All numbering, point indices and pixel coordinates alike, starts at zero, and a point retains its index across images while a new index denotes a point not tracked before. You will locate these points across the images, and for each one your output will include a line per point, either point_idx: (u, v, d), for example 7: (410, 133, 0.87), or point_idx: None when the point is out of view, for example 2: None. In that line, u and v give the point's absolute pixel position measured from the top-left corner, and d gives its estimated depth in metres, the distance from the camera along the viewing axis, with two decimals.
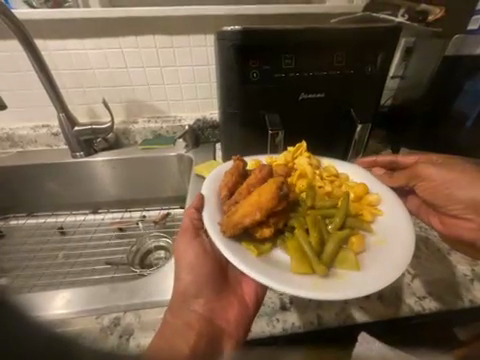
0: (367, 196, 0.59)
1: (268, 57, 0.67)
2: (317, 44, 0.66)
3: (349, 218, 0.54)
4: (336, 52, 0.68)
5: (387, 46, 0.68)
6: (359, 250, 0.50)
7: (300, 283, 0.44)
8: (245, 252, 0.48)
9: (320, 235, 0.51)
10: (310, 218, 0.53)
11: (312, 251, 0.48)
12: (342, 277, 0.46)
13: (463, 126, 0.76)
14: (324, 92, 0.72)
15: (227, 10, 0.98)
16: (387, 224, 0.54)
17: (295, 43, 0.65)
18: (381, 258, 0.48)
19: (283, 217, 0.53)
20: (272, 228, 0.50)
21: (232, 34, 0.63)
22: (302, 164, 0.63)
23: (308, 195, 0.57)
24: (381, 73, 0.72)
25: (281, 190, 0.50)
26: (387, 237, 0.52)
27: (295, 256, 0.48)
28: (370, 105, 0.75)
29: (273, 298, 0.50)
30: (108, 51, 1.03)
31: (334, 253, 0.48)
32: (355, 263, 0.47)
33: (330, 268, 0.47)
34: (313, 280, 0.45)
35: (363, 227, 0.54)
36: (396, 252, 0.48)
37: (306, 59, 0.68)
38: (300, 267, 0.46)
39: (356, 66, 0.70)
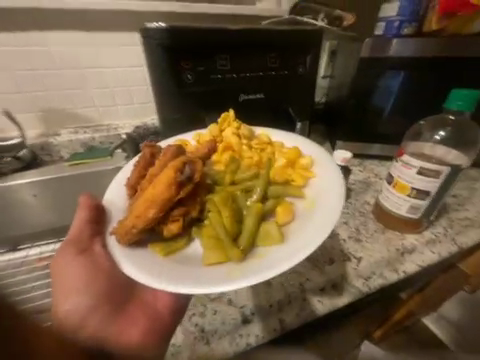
0: (298, 160, 0.55)
1: (201, 58, 0.64)
2: (250, 44, 0.66)
3: (272, 187, 0.50)
4: (269, 53, 0.70)
5: (314, 46, 0.72)
6: (283, 220, 0.44)
7: (207, 277, 0.37)
8: (148, 257, 0.41)
9: (238, 214, 0.46)
10: (226, 195, 0.47)
11: (226, 232, 0.42)
12: (261, 256, 0.40)
13: (383, 115, 0.91)
14: (263, 93, 0.73)
15: (156, 7, 0.90)
16: (319, 184, 0.50)
17: (228, 44, 0.64)
18: (305, 223, 0.43)
19: (199, 202, 0.47)
20: (181, 219, 0.44)
21: (157, 32, 0.58)
22: (229, 140, 0.60)
23: (229, 172, 0.54)
24: (313, 72, 0.76)
25: (181, 173, 0.43)
26: (317, 199, 0.47)
27: (209, 243, 0.42)
28: (307, 102, 0.79)
29: (234, 314, 0.44)
30: (7, 49, 0.83)
31: (253, 230, 0.43)
32: (278, 236, 0.41)
33: (250, 248, 0.42)
34: (226, 268, 0.39)
35: (292, 193, 0.49)
36: (322, 213, 0.43)
37: (241, 60, 0.68)
38: (212, 256, 0.40)
39: (289, 67, 0.73)
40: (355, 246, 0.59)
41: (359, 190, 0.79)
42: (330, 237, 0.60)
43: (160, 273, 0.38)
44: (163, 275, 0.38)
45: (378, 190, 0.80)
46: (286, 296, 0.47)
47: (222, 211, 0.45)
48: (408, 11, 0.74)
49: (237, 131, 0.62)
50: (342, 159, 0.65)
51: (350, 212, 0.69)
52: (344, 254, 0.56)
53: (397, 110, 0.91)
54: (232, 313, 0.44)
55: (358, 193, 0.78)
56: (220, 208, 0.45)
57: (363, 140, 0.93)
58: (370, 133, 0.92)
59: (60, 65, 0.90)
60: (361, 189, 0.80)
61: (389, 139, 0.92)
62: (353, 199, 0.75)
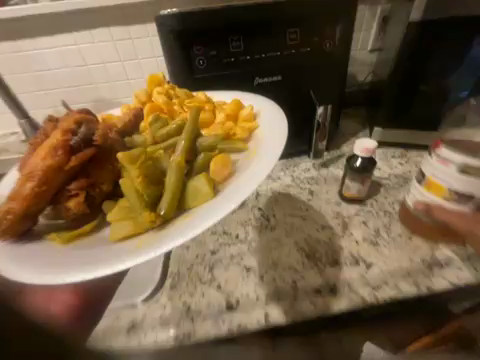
0: (240, 112, 0.48)
1: (213, 42, 0.62)
2: (266, 22, 0.61)
3: (201, 139, 0.44)
4: (289, 29, 0.63)
5: (343, 16, 0.62)
6: (216, 178, 0.39)
7: (119, 252, 0.33)
8: (42, 249, 0.37)
9: (155, 173, 0.39)
10: (139, 153, 0.39)
11: (138, 197, 0.37)
12: (188, 217, 0.36)
13: (452, 97, 0.75)
14: (281, 75, 0.67)
15: None
16: (262, 133, 0.44)
17: (241, 24, 0.60)
18: (239, 177, 0.38)
19: (105, 173, 0.42)
20: (81, 193, 0.40)
21: (168, 19, 0.57)
22: (157, 101, 0.54)
23: (150, 133, 0.47)
24: (343, 45, 0.66)
25: (72, 137, 0.41)
26: (259, 150, 0.41)
27: (119, 215, 0.37)
28: (335, 83, 0.70)
29: (219, 299, 0.47)
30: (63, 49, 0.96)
31: (177, 189, 0.37)
32: (206, 192, 0.36)
33: (175, 211, 0.38)
34: (144, 237, 0.35)
35: (232, 148, 0.43)
36: (262, 161, 0.38)
37: (256, 40, 0.63)
38: (124, 228, 0.36)
39: (313, 42, 0.64)
40: (369, 250, 0.52)
41: (392, 188, 0.67)
42: (339, 237, 0.55)
43: (56, 260, 0.34)
44: (52, 265, 0.33)
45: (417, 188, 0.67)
46: (275, 291, 0.47)
47: (132, 172, 0.38)
48: None
49: (167, 90, 0.55)
50: (363, 150, 0.55)
51: (373, 211, 0.60)
52: (352, 258, 0.51)
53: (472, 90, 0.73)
54: (218, 298, 0.47)
55: (389, 190, 0.67)
56: (129, 170, 0.38)
57: (410, 126, 0.78)
58: (423, 117, 0.77)
59: (103, 58, 0.99)
60: (394, 185, 0.68)
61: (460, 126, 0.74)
62: (381, 196, 0.64)
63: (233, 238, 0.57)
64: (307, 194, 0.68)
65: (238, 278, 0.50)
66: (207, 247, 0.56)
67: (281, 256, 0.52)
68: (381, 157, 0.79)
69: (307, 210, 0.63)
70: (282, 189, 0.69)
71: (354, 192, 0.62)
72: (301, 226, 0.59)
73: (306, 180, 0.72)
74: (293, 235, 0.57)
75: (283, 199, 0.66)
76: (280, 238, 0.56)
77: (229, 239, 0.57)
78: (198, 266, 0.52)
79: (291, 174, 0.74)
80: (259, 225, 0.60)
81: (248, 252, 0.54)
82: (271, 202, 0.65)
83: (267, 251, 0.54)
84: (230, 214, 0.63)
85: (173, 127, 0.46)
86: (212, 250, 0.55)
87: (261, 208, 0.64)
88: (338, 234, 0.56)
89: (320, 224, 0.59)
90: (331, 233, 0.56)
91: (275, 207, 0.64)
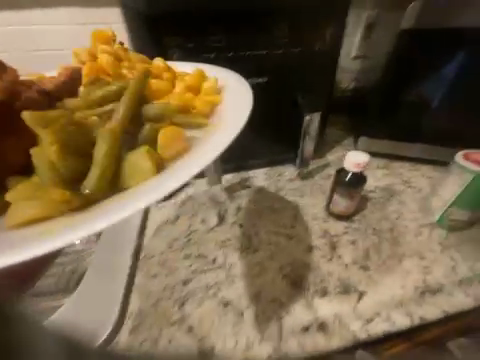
0: (203, 81, 0.38)
1: (190, 32, 0.53)
2: (251, 14, 0.54)
3: (152, 106, 0.33)
4: (277, 25, 0.56)
5: (334, 16, 0.57)
6: (163, 154, 0.29)
7: (18, 241, 0.24)
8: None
9: (80, 143, 0.28)
10: (60, 115, 0.29)
11: (53, 172, 0.27)
12: (116, 199, 0.26)
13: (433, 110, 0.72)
14: (267, 76, 0.60)
15: None
16: (227, 106, 0.35)
17: (223, 14, 0.53)
18: (192, 152, 0.29)
19: (14, 140, 0.28)
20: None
21: (137, 0, 0.49)
22: (101, 60, 0.37)
23: (83, 93, 0.32)
24: (334, 50, 0.61)
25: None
26: (221, 123, 0.32)
27: (29, 193, 0.26)
28: (323, 88, 0.64)
29: (191, 346, 0.40)
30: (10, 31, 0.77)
31: (107, 165, 0.27)
32: (141, 171, 0.27)
33: (103, 193, 0.27)
34: (50, 224, 0.25)
35: (188, 120, 0.33)
36: (219, 137, 0.30)
37: (241, 35, 0.56)
38: (27, 208, 0.25)
39: (302, 43, 0.59)
40: (359, 276, 0.49)
41: (380, 202, 0.63)
42: (327, 261, 0.50)
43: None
44: None
45: (404, 202, 0.63)
46: (258, 330, 0.42)
47: (45, 138, 0.27)
48: None
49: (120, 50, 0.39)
50: (354, 164, 0.51)
51: (361, 230, 0.56)
52: (342, 287, 0.47)
53: (451, 108, 0.71)
54: (192, 344, 0.40)
55: (378, 204, 0.62)
56: (42, 135, 0.27)
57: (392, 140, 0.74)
58: (406, 128, 0.73)
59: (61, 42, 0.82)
60: (381, 199, 0.64)
61: (438, 142, 0.72)
62: (369, 211, 0.60)
63: (209, 264, 0.50)
64: (292, 208, 0.61)
65: (215, 315, 0.43)
66: (179, 276, 0.48)
67: (265, 286, 0.46)
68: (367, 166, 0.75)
69: (293, 228, 0.57)
70: (266, 202, 0.62)
71: (342, 209, 0.57)
72: (287, 248, 0.53)
73: (291, 191, 0.65)
74: (277, 259, 0.50)
75: (267, 215, 0.59)
76: (263, 262, 0.50)
77: (204, 264, 0.49)
78: (167, 302, 0.45)
79: (275, 185, 0.66)
80: (240, 247, 0.53)
81: (227, 282, 0.47)
82: (254, 218, 0.58)
83: (248, 280, 0.47)
84: (207, 233, 0.55)
85: (112, 88, 0.32)
86: (184, 279, 0.47)
87: (243, 225, 0.57)
88: (327, 257, 0.51)
89: (306, 246, 0.53)
90: (320, 256, 0.51)
91: (258, 224, 0.57)
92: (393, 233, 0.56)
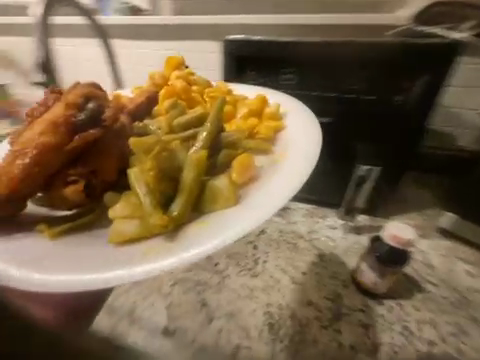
0: (263, 110, 0.47)
1: (266, 71, 0.62)
2: (328, 62, 0.57)
3: (223, 135, 0.41)
4: (354, 72, 0.56)
5: (431, 68, 0.52)
6: (239, 180, 0.35)
7: (123, 257, 0.29)
8: (32, 244, 0.32)
9: (169, 169, 0.35)
10: (154, 143, 0.35)
11: (150, 195, 0.32)
12: (202, 223, 0.31)
13: None
14: (329, 117, 0.59)
15: (272, 19, 0.87)
16: (289, 135, 0.42)
17: (300, 59, 0.58)
18: (268, 179, 0.35)
19: (109, 160, 0.36)
20: (80, 181, 0.35)
21: (230, 45, 0.61)
22: (174, 86, 0.50)
23: (166, 119, 0.43)
24: (421, 101, 0.55)
25: (78, 113, 0.36)
26: (285, 152, 0.39)
27: (129, 211, 0.32)
28: (395, 139, 0.59)
29: (162, 318, 0.46)
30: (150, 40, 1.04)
31: (191, 191, 0.33)
32: (227, 195, 0.33)
33: (188, 213, 0.33)
34: (151, 245, 0.30)
35: (254, 147, 0.41)
36: (292, 166, 0.36)
37: (312, 77, 0.59)
38: (127, 228, 0.31)
39: (381, 91, 0.56)
40: None
41: (436, 302, 0.49)
42: (320, 326, 0.45)
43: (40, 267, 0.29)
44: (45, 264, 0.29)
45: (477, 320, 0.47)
46: (215, 342, 0.43)
47: (145, 163, 0.34)
48: None
49: (186, 76, 0.53)
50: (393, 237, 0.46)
51: (385, 318, 0.46)
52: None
53: None
54: (163, 316, 0.46)
55: (428, 301, 0.49)
56: (144, 163, 0.34)
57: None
58: None
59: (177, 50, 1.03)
60: (440, 301, 0.49)
61: None
62: (411, 305, 0.48)
63: (211, 265, 0.55)
64: (313, 256, 0.57)
65: (191, 308, 0.47)
66: None
67: (244, 310, 0.47)
68: (443, 252, 0.59)
69: (303, 274, 0.53)
70: (289, 237, 0.61)
71: (368, 283, 0.48)
72: (285, 289, 0.50)
73: (323, 238, 0.61)
74: (269, 294, 0.49)
75: (285, 249, 0.59)
76: (255, 289, 0.50)
77: (206, 263, 0.55)
78: (165, 275, 0.52)
79: (309, 225, 0.64)
80: (243, 266, 0.55)
81: (215, 287, 0.51)
82: (270, 246, 0.59)
83: (233, 297, 0.49)
84: None
85: (192, 117, 0.43)
86: (186, 266, 0.54)
87: (256, 247, 0.59)
88: (322, 322, 0.45)
89: (306, 299, 0.49)
90: (315, 316, 0.46)
91: (271, 254, 0.58)
92: (430, 347, 0.43)
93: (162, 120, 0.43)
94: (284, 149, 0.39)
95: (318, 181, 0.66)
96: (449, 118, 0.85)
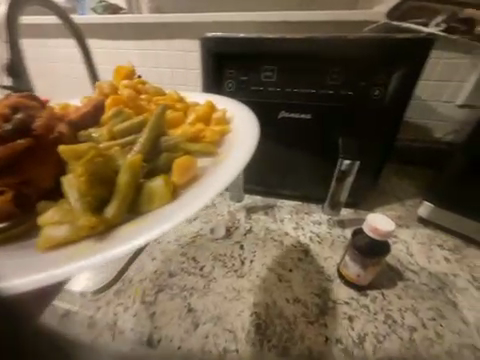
0: (213, 113, 0.47)
1: (246, 69, 0.61)
2: (307, 59, 0.57)
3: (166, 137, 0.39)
4: (331, 67, 0.57)
5: (401, 62, 0.53)
6: (179, 180, 0.34)
7: (47, 262, 0.27)
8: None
9: (103, 174, 0.32)
10: (87, 148, 0.32)
11: (79, 199, 0.30)
12: (136, 223, 0.30)
13: None
14: (309, 113, 0.61)
15: (253, 16, 0.86)
16: (235, 135, 0.43)
17: (279, 55, 0.58)
18: (208, 178, 0.34)
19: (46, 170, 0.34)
20: (9, 192, 0.32)
21: (211, 41, 0.60)
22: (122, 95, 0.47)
23: (108, 127, 0.40)
24: (396, 96, 0.56)
25: (5, 124, 0.34)
26: (229, 153, 0.39)
27: (59, 217, 0.30)
28: (373, 134, 0.60)
29: (145, 327, 0.44)
30: (127, 39, 1.01)
31: (128, 192, 0.31)
32: (162, 194, 0.31)
33: (122, 216, 0.31)
34: (78, 249, 0.28)
35: (200, 151, 0.40)
36: (232, 163, 0.36)
37: (292, 74, 0.59)
38: (57, 232, 0.29)
39: (357, 86, 0.57)
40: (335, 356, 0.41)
41: (418, 290, 0.50)
42: (306, 322, 0.45)
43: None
44: None
45: (455, 304, 0.49)
46: (202, 348, 0.42)
47: (76, 169, 0.31)
48: None
49: (135, 86, 0.51)
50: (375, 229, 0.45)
51: (369, 309, 0.47)
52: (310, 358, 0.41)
53: None
54: (146, 325, 0.44)
55: (410, 290, 0.50)
56: (75, 167, 0.31)
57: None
58: None
59: (156, 50, 1.00)
60: (421, 289, 0.51)
61: None
62: (394, 295, 0.49)
63: (197, 269, 0.54)
64: (298, 252, 0.57)
65: (176, 314, 0.46)
66: (168, 267, 0.54)
67: (230, 312, 0.46)
68: (423, 241, 0.61)
69: (290, 271, 0.54)
70: (275, 235, 0.61)
71: (351, 275, 0.49)
72: (272, 287, 0.50)
73: (309, 234, 0.62)
74: (256, 294, 0.49)
75: (272, 248, 0.59)
76: (241, 290, 0.50)
77: (192, 267, 0.54)
78: (149, 282, 0.51)
79: (295, 222, 0.65)
80: (229, 267, 0.54)
81: (200, 291, 0.50)
82: (256, 245, 0.59)
83: (219, 300, 0.48)
84: (210, 242, 0.60)
85: (136, 123, 0.40)
86: (171, 272, 0.53)
87: (243, 247, 0.59)
88: (309, 318, 0.45)
89: (293, 296, 0.49)
90: (301, 313, 0.46)
91: (258, 253, 0.57)
92: (412, 334, 0.44)
93: (104, 129, 0.40)
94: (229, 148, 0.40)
95: (305, 176, 0.68)
96: (425, 111, 0.89)
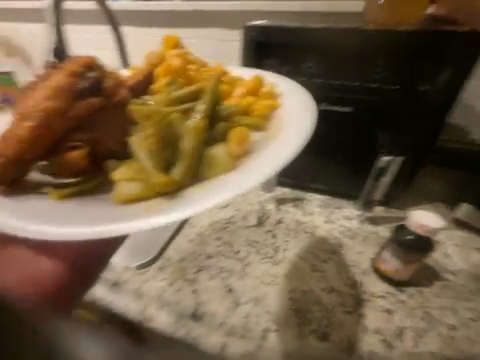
0: (260, 89, 0.48)
1: (289, 59, 0.61)
2: (354, 50, 0.56)
3: (223, 109, 0.44)
4: (379, 59, 0.55)
5: (455, 58, 0.52)
6: (235, 151, 0.37)
7: (127, 212, 0.33)
8: (44, 201, 0.36)
9: (169, 138, 0.38)
10: (156, 115, 0.39)
11: (153, 157, 0.36)
12: (201, 187, 0.34)
13: None
14: (350, 106, 0.60)
15: (291, 5, 0.83)
16: (284, 112, 0.44)
17: (325, 47, 0.57)
18: (262, 154, 0.37)
19: (112, 128, 0.39)
20: (86, 147, 0.38)
21: (255, 31, 0.60)
22: (170, 63, 0.50)
23: (165, 94, 0.44)
24: (445, 92, 0.54)
25: (79, 82, 0.39)
26: (280, 130, 0.41)
27: (129, 174, 0.35)
28: (417, 130, 0.59)
29: (189, 303, 0.47)
30: (159, 26, 1.02)
31: (192, 157, 0.36)
32: (222, 164, 0.36)
33: (188, 179, 0.35)
34: (154, 205, 0.33)
35: (252, 123, 0.42)
36: (286, 142, 0.38)
37: (336, 65, 0.58)
38: (132, 187, 0.34)
39: (405, 79, 0.55)
40: (373, 345, 0.42)
41: (455, 290, 0.50)
42: (344, 311, 0.46)
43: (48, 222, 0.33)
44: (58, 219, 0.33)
45: None
46: (242, 327, 0.45)
47: (148, 132, 0.37)
48: None
49: (183, 55, 0.52)
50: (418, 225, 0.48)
51: (406, 304, 0.47)
52: (347, 344, 0.43)
53: None
54: (190, 301, 0.48)
55: (447, 289, 0.50)
56: (146, 131, 0.37)
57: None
58: None
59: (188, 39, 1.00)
60: (458, 289, 0.50)
61: None
62: (431, 292, 0.49)
63: (232, 253, 0.56)
64: (331, 245, 0.58)
65: (216, 294, 0.49)
66: (205, 249, 0.56)
67: (268, 295, 0.48)
68: (459, 242, 0.60)
69: (324, 262, 0.54)
70: (307, 227, 0.62)
71: (395, 273, 0.49)
72: (307, 276, 0.51)
73: (341, 228, 0.62)
74: (291, 280, 0.50)
75: (304, 239, 0.59)
76: (277, 276, 0.51)
77: (228, 251, 0.56)
78: (189, 262, 0.53)
79: (327, 215, 0.65)
80: (264, 254, 0.56)
81: (238, 274, 0.52)
82: (289, 234, 0.60)
83: (256, 283, 0.50)
84: (243, 228, 0.61)
85: (189, 92, 0.44)
86: (208, 254, 0.55)
87: (276, 235, 0.60)
88: (345, 308, 0.46)
89: (328, 285, 0.50)
90: (337, 302, 0.47)
91: (291, 242, 0.58)
92: (451, 331, 0.44)
93: (160, 95, 0.44)
94: (279, 126, 0.42)
95: (339, 170, 0.67)
96: (467, 110, 0.84)
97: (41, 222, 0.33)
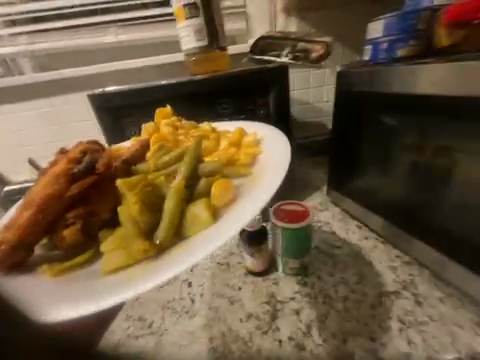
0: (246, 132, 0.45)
1: (146, 115, 0.64)
2: (196, 97, 0.64)
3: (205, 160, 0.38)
4: (220, 100, 0.65)
5: (271, 86, 0.65)
6: (219, 203, 0.33)
7: (113, 286, 0.28)
8: (32, 283, 0.31)
9: (151, 199, 0.33)
10: (139, 178, 0.34)
11: (134, 225, 0.31)
12: (184, 246, 0.30)
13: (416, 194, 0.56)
14: None
15: (151, 63, 0.93)
16: (270, 153, 0.40)
17: (171, 98, 0.63)
18: (246, 197, 0.33)
19: (105, 200, 0.37)
20: (77, 222, 0.35)
21: (99, 99, 0.61)
22: (163, 132, 0.47)
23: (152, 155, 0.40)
24: (278, 112, 0.67)
25: (78, 164, 0.37)
26: (264, 170, 0.37)
27: (112, 244, 0.31)
28: None
29: None
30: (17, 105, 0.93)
31: (174, 217, 0.31)
32: (203, 219, 0.31)
33: (171, 239, 0.31)
34: (134, 273, 0.29)
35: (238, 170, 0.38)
36: (265, 183, 0.34)
37: (189, 112, 0.65)
38: (114, 259, 0.30)
39: (246, 110, 0.67)
40: (289, 354, 0.44)
41: (343, 262, 0.59)
42: (261, 334, 0.47)
43: (34, 305, 0.28)
44: (49, 297, 0.28)
45: (370, 262, 0.58)
46: None
47: (129, 198, 0.32)
48: (399, 27, 0.55)
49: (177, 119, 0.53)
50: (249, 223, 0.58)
51: (311, 295, 0.53)
52: None
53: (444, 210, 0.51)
54: None
55: (338, 263, 0.59)
56: (127, 197, 0.33)
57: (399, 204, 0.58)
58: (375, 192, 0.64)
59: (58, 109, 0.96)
60: (345, 260, 0.60)
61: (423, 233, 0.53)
62: (326, 274, 0.57)
63: (144, 328, 0.50)
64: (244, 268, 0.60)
65: None
66: (113, 339, 0.49)
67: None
68: (339, 216, 0.72)
69: (240, 290, 0.55)
70: (221, 260, 0.63)
71: (292, 267, 0.56)
72: (224, 313, 0.51)
73: None
74: (210, 327, 0.49)
75: (218, 273, 0.59)
76: (196, 330, 0.49)
77: (140, 328, 0.50)
78: None
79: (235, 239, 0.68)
80: (180, 311, 0.53)
81: (153, 350, 0.46)
82: (204, 276, 0.59)
83: (174, 351, 0.46)
84: (156, 292, 0.57)
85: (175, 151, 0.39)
86: (117, 343, 0.48)
87: (191, 283, 0.58)
88: (262, 329, 0.48)
89: (246, 313, 0.51)
90: (255, 327, 0.48)
91: (207, 284, 0.57)
92: (345, 302, 0.51)
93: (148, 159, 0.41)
94: (262, 167, 0.38)
95: None
96: (316, 110, 1.09)
97: (28, 309, 0.27)
